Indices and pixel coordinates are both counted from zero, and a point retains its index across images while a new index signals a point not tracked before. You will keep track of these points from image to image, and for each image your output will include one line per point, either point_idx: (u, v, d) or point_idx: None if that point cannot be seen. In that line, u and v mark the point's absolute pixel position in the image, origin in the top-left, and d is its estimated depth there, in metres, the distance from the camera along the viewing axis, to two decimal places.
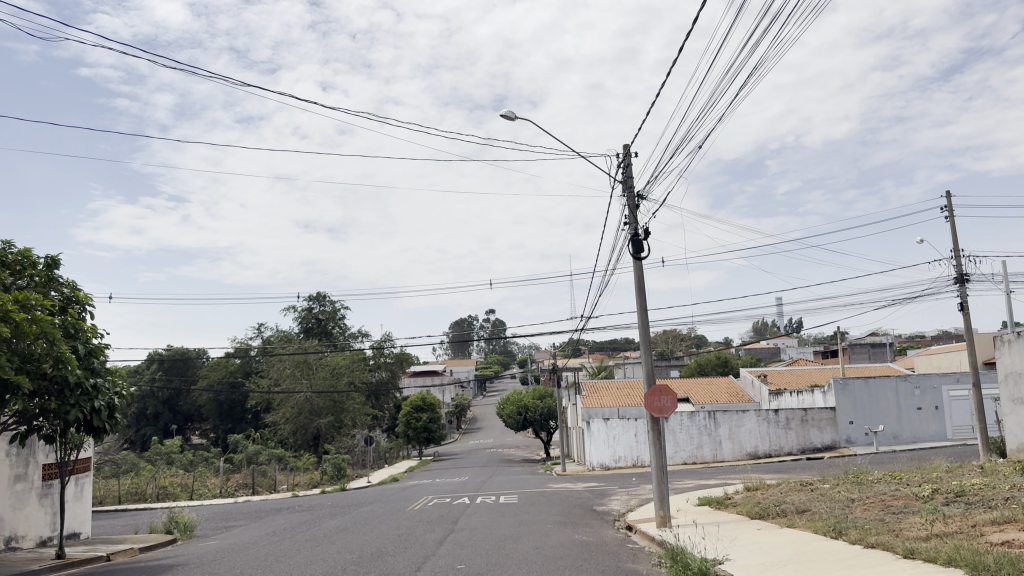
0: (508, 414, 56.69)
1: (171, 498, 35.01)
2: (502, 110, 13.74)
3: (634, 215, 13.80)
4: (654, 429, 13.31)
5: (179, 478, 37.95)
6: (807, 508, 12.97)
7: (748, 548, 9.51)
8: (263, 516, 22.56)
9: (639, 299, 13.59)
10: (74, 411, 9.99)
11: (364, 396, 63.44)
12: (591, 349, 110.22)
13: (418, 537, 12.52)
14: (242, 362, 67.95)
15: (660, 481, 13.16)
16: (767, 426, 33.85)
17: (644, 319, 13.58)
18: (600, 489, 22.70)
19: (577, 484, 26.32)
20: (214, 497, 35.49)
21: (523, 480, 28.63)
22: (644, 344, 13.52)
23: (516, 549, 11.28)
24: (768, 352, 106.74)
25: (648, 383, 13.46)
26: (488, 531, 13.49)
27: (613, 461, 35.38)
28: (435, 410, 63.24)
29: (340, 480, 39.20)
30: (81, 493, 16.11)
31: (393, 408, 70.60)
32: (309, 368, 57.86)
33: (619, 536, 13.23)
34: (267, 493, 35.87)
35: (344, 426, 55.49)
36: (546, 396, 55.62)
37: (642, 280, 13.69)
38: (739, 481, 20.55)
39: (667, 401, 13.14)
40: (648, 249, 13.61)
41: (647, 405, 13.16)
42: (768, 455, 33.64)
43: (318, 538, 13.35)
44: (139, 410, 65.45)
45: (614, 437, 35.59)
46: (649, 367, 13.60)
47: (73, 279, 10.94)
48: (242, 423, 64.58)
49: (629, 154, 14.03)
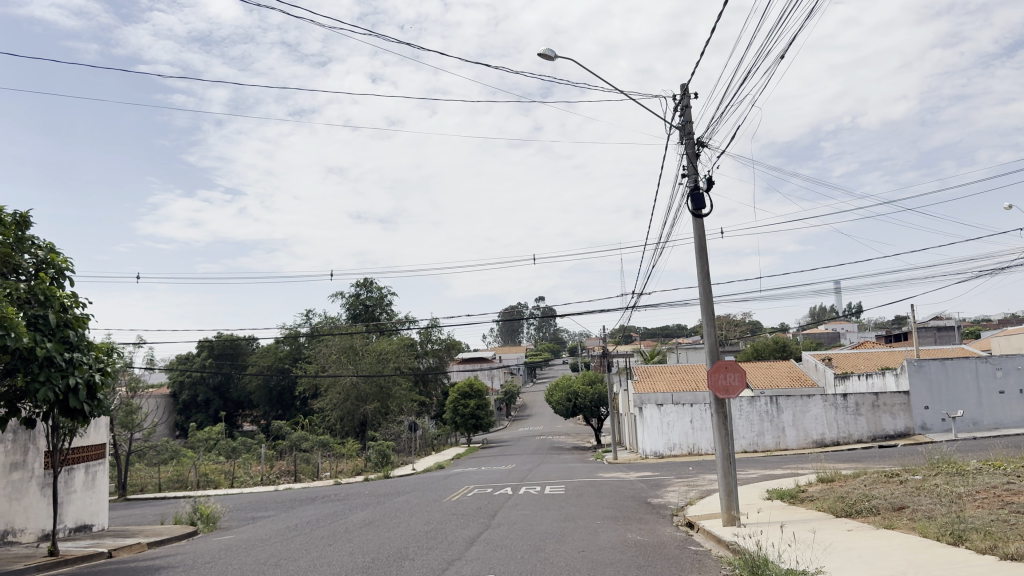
0: (557, 401, 55.08)
1: (212, 485, 34.39)
2: (542, 49, 11.91)
3: (694, 164, 11.94)
4: (719, 414, 11.50)
5: (222, 465, 37.39)
6: (905, 504, 11.03)
7: (845, 556, 7.70)
8: (295, 506, 21.40)
9: (700, 262, 11.75)
10: (43, 390, 8.60)
11: (411, 382, 62.69)
12: (643, 335, 107.75)
13: (446, 535, 10.97)
14: (291, 348, 67.69)
15: (727, 473, 11.38)
16: (834, 411, 31.54)
17: (706, 286, 11.74)
18: (655, 479, 20.87)
19: (630, 473, 24.58)
20: (255, 484, 34.74)
21: (571, 469, 27.03)
22: (707, 314, 11.70)
23: (557, 552, 9.61)
24: (828, 336, 102.94)
25: (710, 361, 11.64)
26: (528, 529, 11.91)
27: (667, 449, 33.49)
28: (483, 396, 61.87)
29: (384, 467, 38.17)
30: (93, 482, 15.02)
31: (441, 395, 69.60)
32: (356, 354, 57.14)
33: (679, 536, 11.54)
34: (309, 481, 35.00)
35: (390, 412, 54.54)
36: (596, 381, 53.85)
37: (704, 241, 11.84)
38: (810, 470, 18.56)
39: (735, 379, 11.29)
40: (710, 204, 11.75)
41: (710, 385, 11.37)
42: (836, 443, 31.37)
43: (336, 535, 11.84)
44: (189, 397, 65.44)
45: (669, 423, 33.67)
46: (712, 343, 11.75)
47: (51, 242, 9.60)
48: (291, 409, 64.31)
49: (687, 94, 12.18)
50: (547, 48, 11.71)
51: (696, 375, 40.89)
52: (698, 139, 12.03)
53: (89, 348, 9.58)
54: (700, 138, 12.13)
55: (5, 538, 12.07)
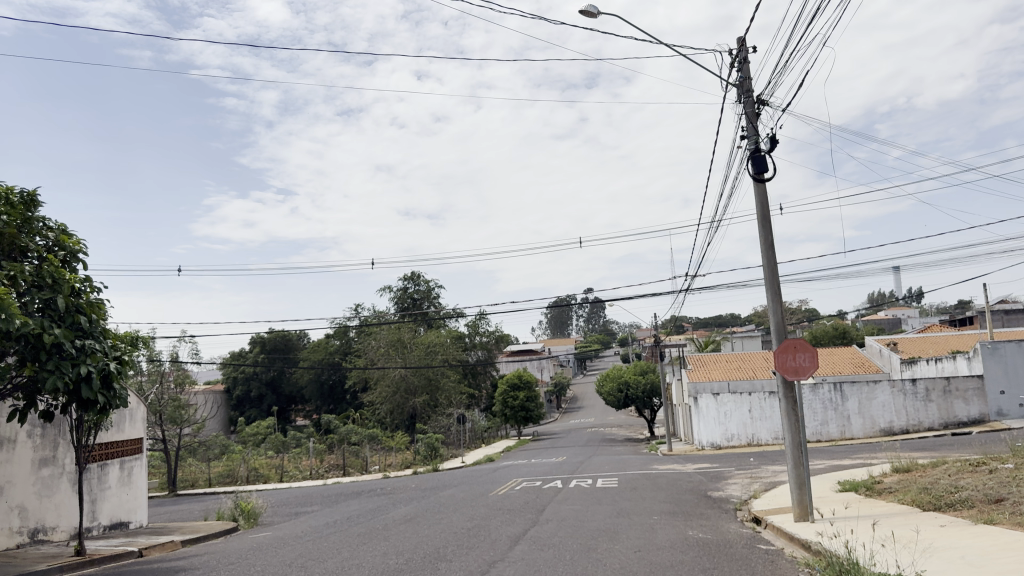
0: (608, 392, 53.92)
1: (262, 480, 34.34)
2: (584, 6, 10.88)
3: (754, 124, 10.80)
4: (789, 399, 10.38)
5: (271, 459, 37.28)
6: (1003, 497, 9.76)
7: (950, 557, 6.56)
8: (340, 500, 20.84)
9: (763, 232, 10.63)
10: (52, 379, 7.93)
11: (459, 375, 62.22)
12: (695, 325, 105.66)
13: (489, 533, 10.09)
14: (341, 342, 67.80)
15: (798, 463, 10.25)
16: (903, 398, 29.80)
17: (770, 259, 10.62)
18: (714, 471, 19.69)
19: (686, 464, 23.45)
20: (304, 479, 34.50)
21: (624, 461, 26.02)
22: (771, 289, 10.60)
23: (611, 553, 8.64)
24: (888, 322, 99.36)
25: (777, 341, 10.53)
26: (579, 525, 10.96)
27: (724, 440, 32.21)
28: (532, 388, 61.01)
29: (433, 460, 37.59)
30: (129, 479, 14.57)
31: (490, 387, 69.02)
32: (404, 347, 56.78)
33: (745, 533, 10.47)
34: (358, 474, 34.61)
35: (439, 405, 54.06)
36: (648, 371, 52.53)
37: (767, 209, 10.70)
38: (884, 460, 17.22)
39: (805, 360, 10.17)
40: (773, 167, 10.60)
41: (777, 365, 10.28)
42: (905, 432, 29.67)
43: (372, 533, 11.04)
44: (243, 393, 66.05)
45: (726, 413, 32.37)
46: (779, 320, 10.64)
47: (62, 222, 8.95)
48: (342, 404, 64.40)
49: (746, 48, 11.03)
50: (590, 3, 10.64)
51: (753, 363, 39.35)
52: (758, 97, 10.88)
53: (105, 335, 8.89)
54: (760, 95, 10.97)
55: (35, 537, 11.60)
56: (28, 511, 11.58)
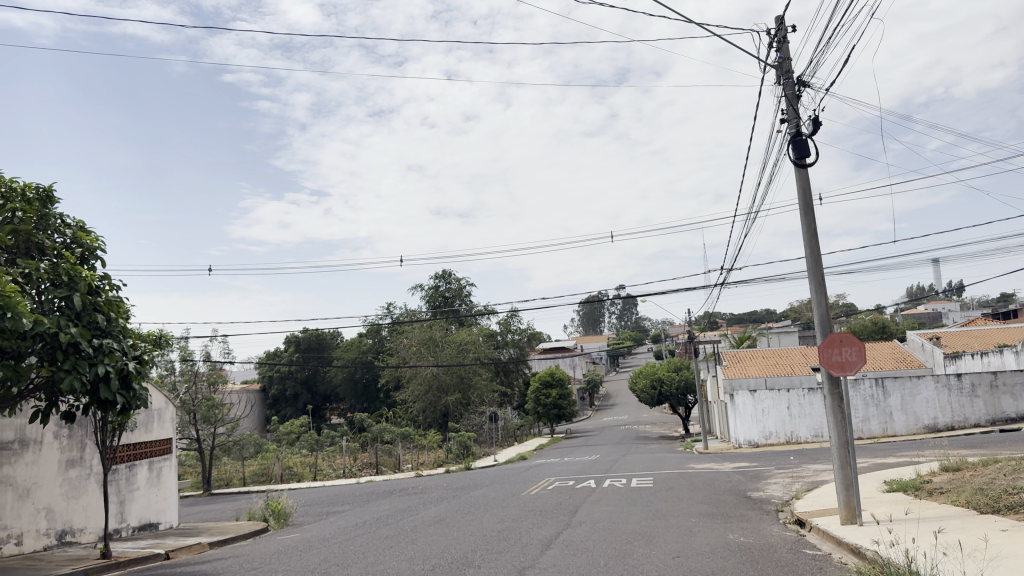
0: (642, 389, 53.25)
1: (296, 478, 34.41)
2: None
3: (795, 107, 10.32)
4: (835, 396, 9.87)
5: (305, 458, 37.38)
6: None
7: (1017, 567, 6.04)
8: (372, 499, 20.65)
9: (805, 220, 10.17)
10: (68, 379, 7.77)
11: (492, 373, 62.00)
12: (729, 321, 104.31)
13: (520, 536, 9.74)
14: (373, 341, 68.00)
15: (845, 464, 9.73)
16: (947, 393, 28.83)
17: (813, 248, 10.12)
18: (753, 470, 19.12)
19: (724, 463, 22.88)
20: (337, 477, 34.47)
21: (659, 459, 25.53)
22: (814, 280, 10.10)
23: (647, 558, 8.25)
24: (929, 316, 96.97)
25: (821, 335, 10.02)
26: (614, 528, 10.57)
27: (762, 438, 31.51)
28: (565, 385, 60.54)
29: (466, 459, 37.38)
30: (158, 480, 14.50)
31: (523, 385, 68.70)
32: (435, 345, 56.69)
33: (789, 537, 9.99)
34: (391, 473, 34.49)
35: (472, 403, 53.88)
36: (682, 368, 51.78)
37: (809, 195, 10.21)
38: (932, 458, 16.52)
39: (851, 355, 9.65)
40: (816, 152, 10.12)
41: (822, 360, 9.77)
42: (950, 429, 28.72)
43: (400, 535, 10.74)
44: (279, 392, 66.45)
45: (764, 410, 31.68)
46: (823, 313, 10.13)
47: (81, 219, 8.81)
48: (375, 402, 64.53)
49: (784, 27, 10.55)
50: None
51: (791, 358, 38.48)
52: (799, 78, 10.39)
53: (123, 334, 8.74)
54: (800, 76, 10.48)
55: (63, 539, 11.52)
56: (56, 513, 11.50)
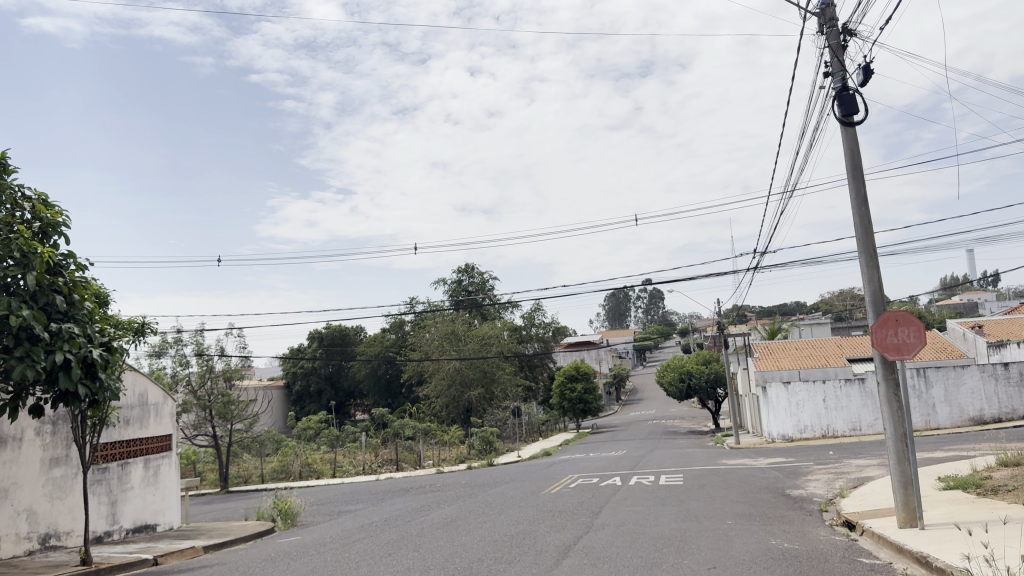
0: (670, 382, 51.89)
1: (315, 476, 33.71)
2: None
3: (841, 58, 9.17)
4: (891, 382, 8.73)
5: (324, 454, 36.64)
6: None
7: None
8: (386, 498, 19.74)
9: (852, 185, 9.03)
10: (21, 368, 6.90)
11: (515, 368, 61.01)
12: (759, 314, 102.34)
13: (535, 543, 8.69)
14: (396, 337, 67.32)
15: (903, 459, 8.59)
16: (994, 384, 27.29)
17: (863, 217, 8.98)
18: (791, 466, 17.88)
19: (757, 458, 21.67)
20: (357, 474, 33.64)
21: (689, 455, 24.41)
22: (865, 252, 8.97)
23: (677, 569, 7.17)
24: (967, 306, 94.20)
25: (874, 312, 8.88)
26: (641, 532, 9.50)
27: (797, 431, 30.20)
28: (591, 379, 59.37)
29: (489, 455, 36.41)
30: (155, 478, 13.69)
31: (548, 379, 67.66)
32: (458, 339, 55.81)
33: (838, 541, 8.87)
34: (411, 469, 33.60)
35: (495, 397, 52.90)
36: (711, 360, 50.40)
37: (858, 156, 9.06)
38: (988, 451, 15.23)
39: (909, 335, 8.51)
40: (864, 109, 9.00)
41: (876, 343, 8.65)
42: (996, 421, 27.20)
43: (404, 539, 9.77)
44: (303, 388, 65.94)
45: (798, 403, 30.35)
46: (874, 288, 8.96)
47: (41, 191, 7.95)
48: (399, 398, 63.78)
49: None
50: None
51: (825, 349, 37.00)
52: (844, 26, 9.23)
53: (88, 319, 7.89)
54: (846, 24, 9.32)
55: (47, 543, 10.71)
56: (38, 515, 10.69)
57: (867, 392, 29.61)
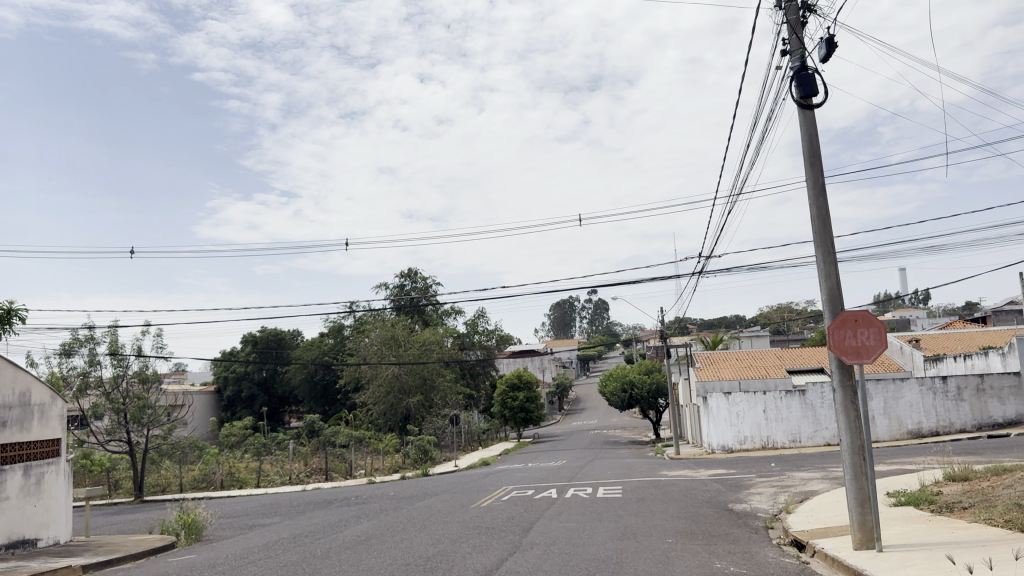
0: (611, 392, 51.32)
1: (238, 486, 32.06)
2: None
3: (799, 35, 8.42)
4: (848, 389, 7.96)
5: (249, 462, 34.79)
6: None
7: None
8: (307, 510, 18.45)
9: (809, 172, 8.30)
10: None
11: (456, 376, 59.79)
12: (700, 327, 103.09)
13: (452, 565, 7.67)
14: (334, 342, 65.49)
15: (860, 474, 7.83)
16: (932, 397, 27.23)
17: (820, 210, 8.24)
18: (732, 479, 17.20)
19: (699, 470, 20.99)
20: (282, 484, 32.06)
21: (629, 465, 23.63)
22: (821, 247, 8.20)
23: None
24: (900, 322, 96.39)
25: (830, 312, 8.11)
26: (572, 553, 8.57)
27: (737, 442, 29.80)
28: (532, 388, 58.49)
29: (424, 464, 35.16)
30: (38, 488, 12.23)
31: (489, 388, 66.59)
32: (397, 345, 54.34)
33: (787, 564, 8.05)
34: (341, 479, 32.15)
35: (435, 405, 51.46)
36: (653, 370, 50.05)
37: (815, 141, 8.33)
38: (937, 465, 14.73)
39: (869, 337, 7.75)
40: (823, 91, 8.27)
41: (833, 346, 7.86)
42: (935, 435, 27.14)
43: (304, 561, 8.62)
44: (235, 393, 63.55)
45: (738, 414, 29.96)
46: (831, 286, 8.16)
47: None
48: (336, 405, 61.94)
49: None
50: None
51: (765, 360, 36.79)
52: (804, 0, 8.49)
53: None
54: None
55: None
56: None
57: (807, 403, 29.38)
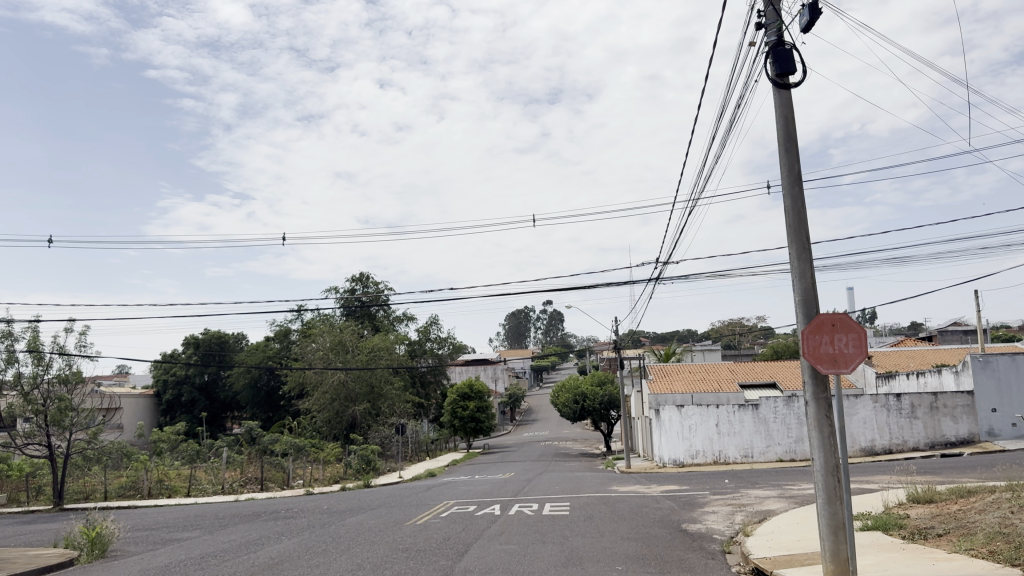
0: (563, 403, 50.42)
1: (167, 494, 30.27)
2: None
3: (775, 6, 7.61)
4: (822, 402, 7.10)
5: (180, 469, 32.93)
6: None
7: None
8: (230, 524, 17.08)
9: (784, 160, 7.50)
10: None
11: (405, 383, 58.39)
12: (652, 340, 103.27)
13: None
14: (280, 346, 63.50)
15: (834, 499, 6.98)
16: (885, 414, 26.91)
17: (794, 200, 7.41)
18: (685, 495, 16.35)
19: (650, 485, 20.18)
20: (214, 494, 30.35)
21: (578, 479, 22.68)
22: (796, 242, 7.36)
23: None
24: None
25: (804, 314, 7.25)
26: None
27: (688, 457, 29.11)
28: (484, 398, 57.32)
29: (365, 474, 33.77)
30: None
31: (439, 397, 65.29)
32: (345, 350, 52.72)
33: None
34: (278, 489, 30.59)
35: (381, 414, 50.04)
36: (606, 382, 49.37)
37: (791, 125, 7.53)
38: (900, 485, 14.09)
39: (847, 344, 6.91)
40: (802, 69, 7.45)
41: (807, 353, 7.00)
42: (887, 452, 26.78)
43: None
44: (173, 398, 61.10)
45: (690, 427, 29.30)
46: (806, 285, 7.30)
47: None
48: (279, 412, 59.96)
49: None
50: None
51: (718, 373, 36.29)
52: None
53: None
54: None
55: None
56: None
57: (761, 418, 28.79)
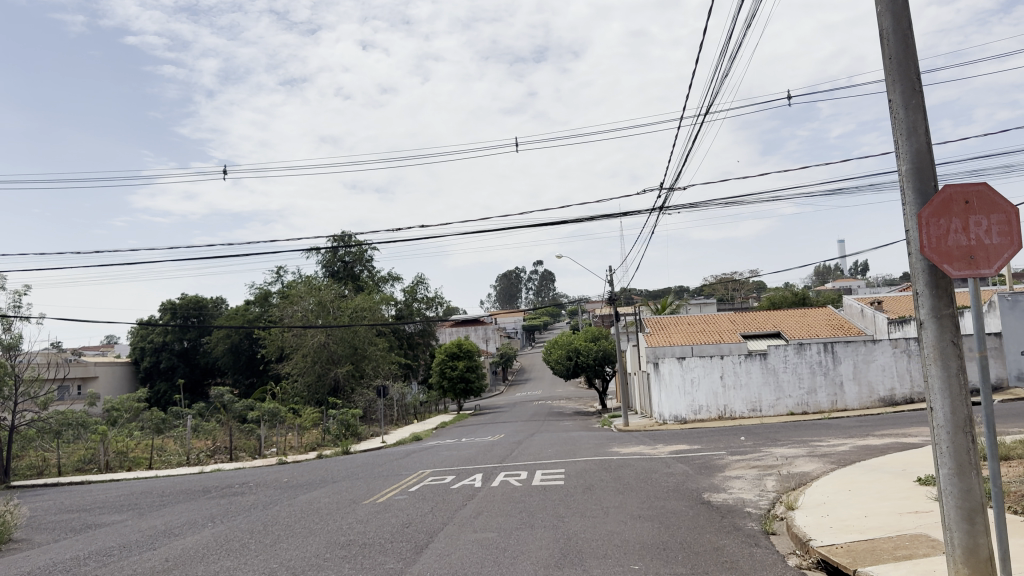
0: (556, 360, 48.17)
1: (128, 467, 27.87)
2: None
3: None
4: (947, 322, 4.67)
5: (140, 439, 30.34)
6: None
7: None
8: (169, 504, 14.59)
9: None
10: None
11: (391, 345, 56.07)
12: (645, 298, 101.22)
13: None
14: (261, 309, 60.87)
15: (965, 469, 4.57)
16: None
17: (898, 16, 4.88)
18: (699, 456, 14.00)
19: (655, 445, 17.84)
20: (178, 466, 27.94)
21: (573, 440, 20.33)
22: (902, 82, 4.84)
23: None
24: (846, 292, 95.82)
25: (914, 189, 4.78)
26: None
27: (691, 412, 26.87)
28: (473, 357, 54.98)
29: (345, 441, 31.43)
30: None
31: (428, 358, 62.98)
32: (327, 312, 50.11)
33: None
34: (248, 459, 28.19)
35: (365, 376, 47.76)
36: (600, 338, 47.05)
37: None
38: None
39: (992, 224, 4.44)
40: None
41: (926, 245, 4.53)
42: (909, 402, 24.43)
43: None
44: (152, 365, 58.69)
45: (693, 381, 27.01)
46: (919, 145, 4.78)
47: None
48: (261, 377, 57.58)
49: None
50: None
51: (719, 324, 33.93)
52: None
53: None
54: None
55: None
56: None
57: (768, 368, 26.55)
